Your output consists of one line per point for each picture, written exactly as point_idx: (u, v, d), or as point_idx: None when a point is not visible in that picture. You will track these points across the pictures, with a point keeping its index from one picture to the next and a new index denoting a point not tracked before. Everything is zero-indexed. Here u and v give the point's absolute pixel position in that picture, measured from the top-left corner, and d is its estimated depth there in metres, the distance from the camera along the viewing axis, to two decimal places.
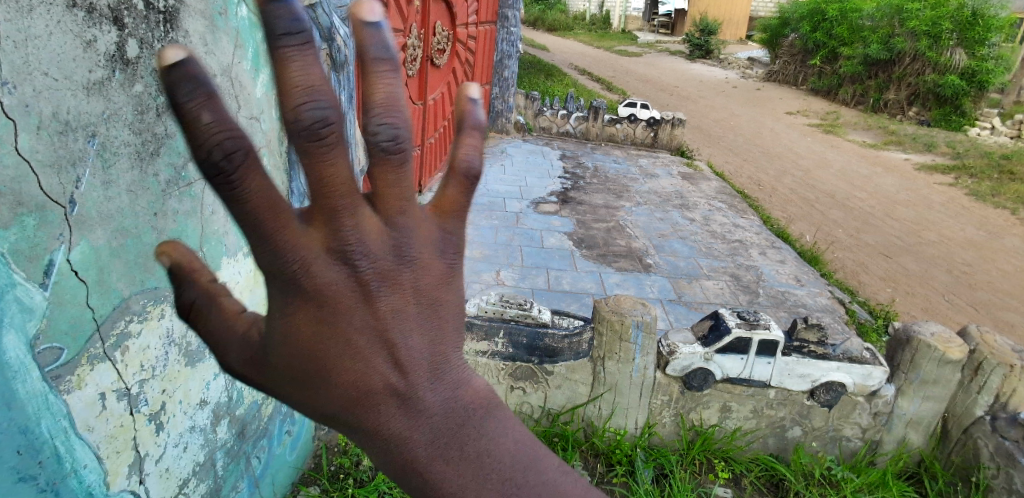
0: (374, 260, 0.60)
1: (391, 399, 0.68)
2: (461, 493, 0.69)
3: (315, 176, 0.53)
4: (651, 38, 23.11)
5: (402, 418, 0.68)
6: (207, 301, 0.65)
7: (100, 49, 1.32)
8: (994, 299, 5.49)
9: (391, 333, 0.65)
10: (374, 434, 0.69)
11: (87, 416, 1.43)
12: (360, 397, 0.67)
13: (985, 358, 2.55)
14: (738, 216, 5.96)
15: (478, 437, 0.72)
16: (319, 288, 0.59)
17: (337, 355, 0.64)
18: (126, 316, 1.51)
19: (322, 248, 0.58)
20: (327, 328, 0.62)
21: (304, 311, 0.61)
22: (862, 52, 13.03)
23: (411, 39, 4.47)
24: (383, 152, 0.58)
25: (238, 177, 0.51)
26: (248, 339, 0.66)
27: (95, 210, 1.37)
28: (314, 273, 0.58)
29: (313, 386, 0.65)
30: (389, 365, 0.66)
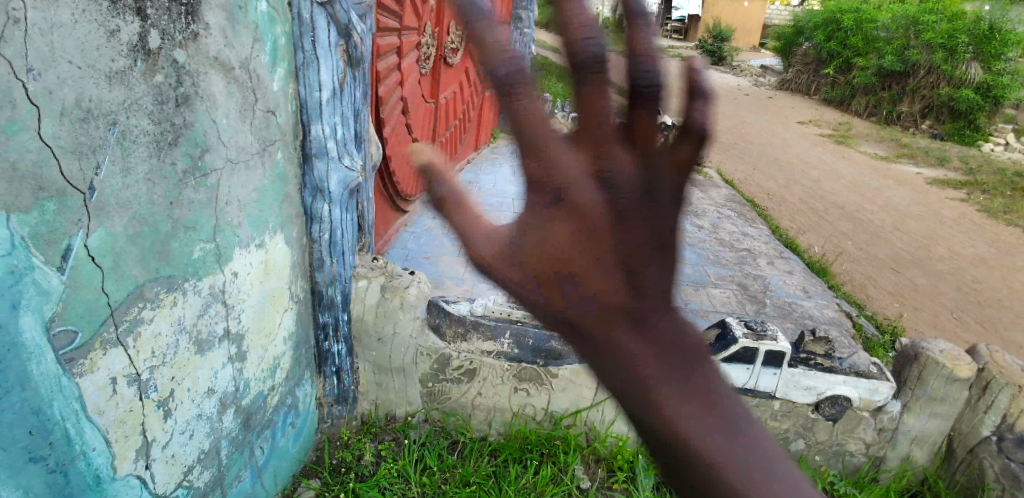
0: (630, 194, 0.58)
1: (634, 339, 0.61)
2: (712, 465, 0.58)
3: (585, 99, 0.55)
4: (664, 42, 23.07)
5: (655, 369, 0.61)
6: (457, 198, 0.66)
7: (122, 38, 1.33)
8: (1004, 318, 5.44)
9: (642, 272, 0.61)
10: (614, 373, 0.62)
11: (98, 400, 1.45)
12: (602, 329, 0.62)
13: (994, 378, 2.53)
14: (746, 225, 5.94)
15: (725, 416, 0.61)
16: (576, 200, 0.57)
17: (583, 278, 0.61)
18: (139, 302, 1.53)
19: (582, 170, 0.57)
20: (579, 241, 0.59)
21: (563, 221, 0.58)
22: (876, 64, 12.96)
23: (425, 37, 4.48)
24: (644, 98, 0.57)
25: (523, 91, 0.54)
26: (491, 243, 0.63)
27: (113, 197, 1.38)
28: (576, 186, 0.57)
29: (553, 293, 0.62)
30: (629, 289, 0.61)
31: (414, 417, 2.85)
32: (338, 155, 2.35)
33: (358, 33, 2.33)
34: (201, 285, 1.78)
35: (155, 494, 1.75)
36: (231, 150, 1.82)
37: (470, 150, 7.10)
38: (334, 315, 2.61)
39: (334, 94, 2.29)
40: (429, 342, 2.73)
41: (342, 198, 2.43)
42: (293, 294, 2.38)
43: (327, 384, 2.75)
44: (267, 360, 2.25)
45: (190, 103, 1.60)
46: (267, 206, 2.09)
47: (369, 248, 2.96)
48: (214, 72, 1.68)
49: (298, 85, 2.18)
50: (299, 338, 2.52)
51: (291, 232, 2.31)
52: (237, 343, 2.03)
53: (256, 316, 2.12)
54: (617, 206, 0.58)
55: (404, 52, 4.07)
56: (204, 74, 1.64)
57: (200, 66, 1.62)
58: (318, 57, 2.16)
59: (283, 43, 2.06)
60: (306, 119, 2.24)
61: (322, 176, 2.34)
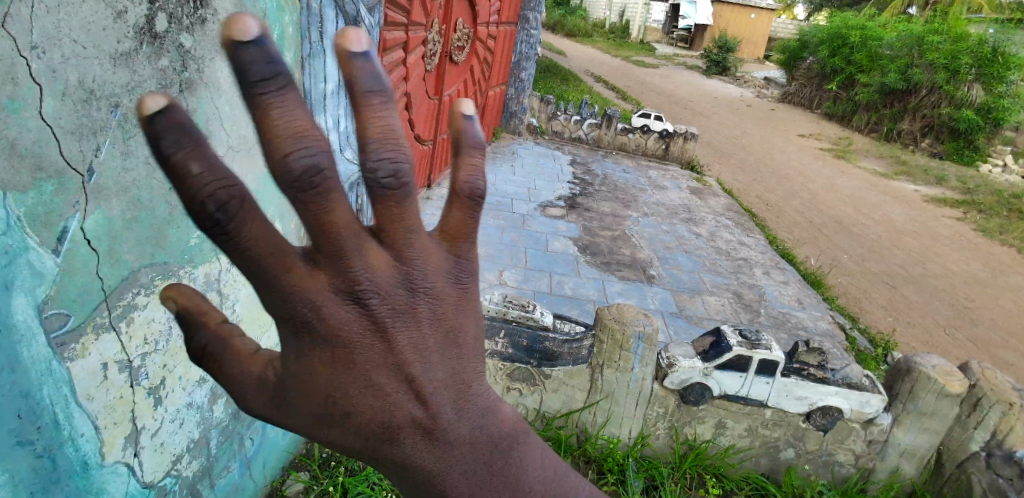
0: (384, 295, 0.61)
1: (417, 432, 0.69)
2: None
3: (317, 222, 0.54)
4: (669, 51, 23.15)
5: (419, 447, 0.70)
6: (219, 346, 0.64)
7: (129, 21, 1.32)
8: (995, 337, 5.46)
9: (406, 365, 0.65)
10: (401, 459, 0.70)
11: (88, 385, 1.44)
12: (385, 427, 0.68)
13: (984, 395, 2.54)
14: (744, 234, 5.96)
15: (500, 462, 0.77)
16: (331, 327, 0.61)
17: (362, 389, 0.65)
18: (134, 288, 1.52)
19: (328, 290, 0.59)
20: (343, 368, 0.64)
21: (320, 356, 0.62)
22: (879, 80, 13.02)
23: (432, 34, 4.48)
24: (380, 191, 0.57)
25: (234, 226, 0.52)
26: (264, 377, 0.66)
27: (112, 180, 1.37)
28: (324, 313, 0.60)
29: (325, 427, 0.67)
30: (411, 398, 0.67)
31: None
32: (340, 147, 2.34)
33: (365, 26, 2.35)
34: (197, 273, 1.77)
35: (143, 483, 1.74)
36: (233, 138, 1.81)
37: None
38: None
39: (338, 86, 2.28)
40: None
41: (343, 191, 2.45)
42: None
43: None
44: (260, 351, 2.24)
45: (194, 88, 1.59)
46: (266, 195, 2.08)
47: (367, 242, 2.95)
48: (220, 59, 1.68)
49: (303, 75, 2.16)
50: None
51: (290, 222, 2.30)
52: None
53: (250, 305, 2.11)
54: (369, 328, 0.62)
55: (410, 47, 4.07)
56: (209, 61, 1.64)
57: (206, 53, 1.61)
58: (325, 49, 2.16)
59: (291, 32, 2.05)
60: None
61: None
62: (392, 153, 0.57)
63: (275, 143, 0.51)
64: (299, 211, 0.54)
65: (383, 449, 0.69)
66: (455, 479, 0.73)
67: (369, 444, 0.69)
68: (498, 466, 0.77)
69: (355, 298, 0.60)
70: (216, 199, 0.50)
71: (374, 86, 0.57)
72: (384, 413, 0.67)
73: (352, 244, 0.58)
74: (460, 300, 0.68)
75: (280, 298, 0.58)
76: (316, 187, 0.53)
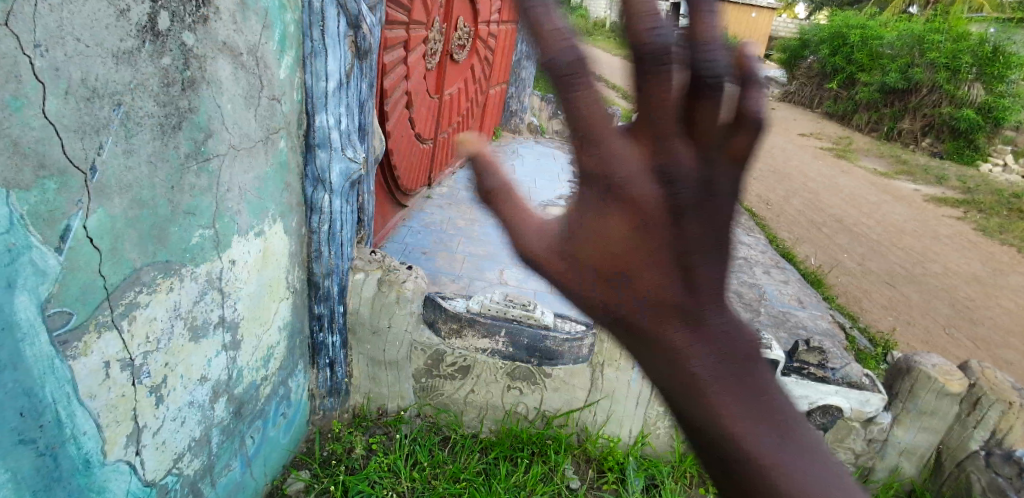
0: (689, 182, 0.60)
1: (691, 332, 0.68)
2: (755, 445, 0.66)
3: (648, 88, 0.57)
4: (670, 49, 23.16)
5: (702, 364, 0.67)
6: (507, 188, 0.77)
7: (132, 18, 1.32)
8: (995, 337, 5.46)
9: (691, 261, 0.66)
10: (675, 369, 0.68)
11: (91, 383, 1.44)
12: (657, 321, 0.67)
13: (984, 394, 2.53)
14: (745, 233, 5.97)
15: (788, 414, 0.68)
16: (634, 196, 0.61)
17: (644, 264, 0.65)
18: (136, 286, 1.52)
19: (641, 162, 0.60)
20: (633, 239, 0.63)
21: (619, 216, 0.62)
22: (879, 79, 13.03)
23: (433, 32, 4.48)
24: (707, 86, 0.60)
25: (581, 82, 0.58)
26: (543, 230, 0.71)
27: (114, 179, 1.37)
28: (634, 184, 0.60)
29: (596, 293, 0.68)
30: (689, 298, 0.67)
31: (407, 412, 2.85)
32: (341, 145, 2.35)
33: (367, 25, 2.34)
34: (198, 271, 1.77)
35: (144, 481, 1.74)
36: (235, 137, 1.82)
37: None
38: (330, 307, 2.60)
39: (339, 85, 2.28)
40: (424, 338, 2.74)
41: (344, 189, 2.44)
42: (290, 284, 2.37)
43: (320, 375, 2.75)
44: (261, 349, 2.24)
45: (196, 87, 1.59)
46: (267, 193, 2.08)
47: (367, 241, 2.96)
48: (222, 57, 1.68)
49: (305, 74, 2.17)
50: (294, 329, 2.51)
51: (291, 220, 2.30)
52: (232, 331, 2.03)
53: (252, 304, 2.11)
54: (673, 202, 0.61)
55: (411, 46, 4.07)
56: (212, 59, 1.64)
57: (208, 51, 1.61)
58: (326, 47, 2.15)
59: (292, 31, 2.05)
60: (311, 109, 2.23)
61: (324, 166, 2.33)
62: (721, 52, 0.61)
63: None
64: (569, 101, 0.59)
65: (660, 349, 0.68)
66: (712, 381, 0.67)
67: (642, 340, 0.69)
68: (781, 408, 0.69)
69: (656, 169, 0.60)
70: (653, 56, 0.56)
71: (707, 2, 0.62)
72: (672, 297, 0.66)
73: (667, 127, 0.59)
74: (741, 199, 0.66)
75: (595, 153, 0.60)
76: (664, 63, 0.57)
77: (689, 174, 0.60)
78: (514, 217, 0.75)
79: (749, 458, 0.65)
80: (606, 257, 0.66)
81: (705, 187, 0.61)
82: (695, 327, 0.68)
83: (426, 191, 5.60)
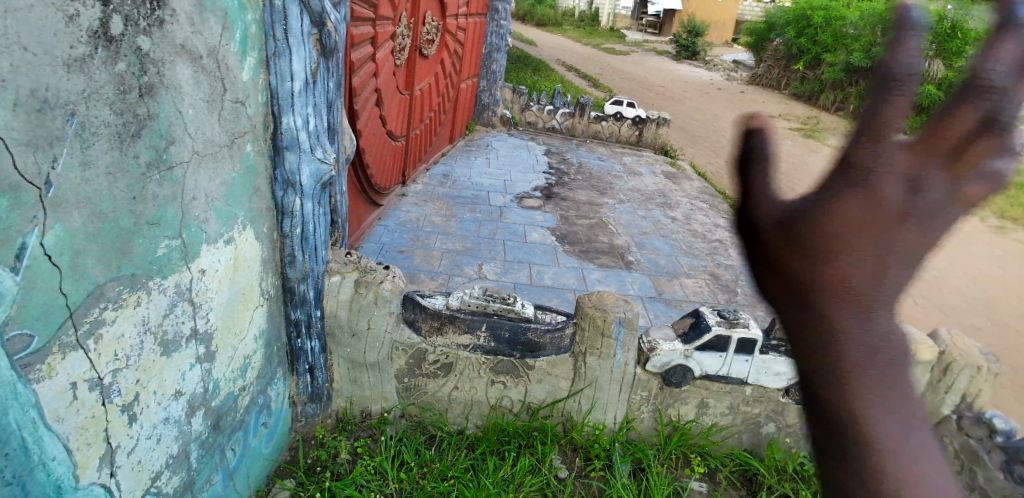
0: (931, 191, 0.55)
1: (859, 311, 0.60)
2: (881, 425, 0.61)
3: (940, 134, 0.55)
4: (639, 37, 23.33)
5: (862, 333, 0.60)
6: (768, 154, 0.63)
7: (82, 24, 1.27)
8: (963, 304, 5.64)
9: (891, 267, 0.58)
10: (832, 333, 0.61)
11: (58, 406, 1.40)
12: (839, 290, 0.60)
13: (954, 360, 2.63)
14: (719, 216, 6.05)
15: (900, 375, 0.62)
16: (878, 199, 0.55)
17: (846, 247, 0.58)
18: (100, 303, 1.47)
19: (900, 168, 0.55)
20: (877, 238, 0.57)
21: (856, 196, 0.56)
22: (844, 59, 13.31)
23: (400, 28, 4.43)
24: (993, 130, 0.53)
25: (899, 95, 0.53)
26: (793, 202, 0.62)
27: (72, 192, 1.33)
28: (881, 186, 0.55)
29: (805, 260, 0.60)
30: (868, 287, 0.59)
31: (391, 413, 2.84)
32: (311, 147, 2.31)
33: (332, 23, 2.28)
34: (166, 284, 1.73)
35: None
36: (199, 143, 1.77)
37: (445, 143, 7.04)
38: (307, 312, 2.57)
39: (306, 85, 2.24)
40: (405, 338, 2.73)
41: (315, 191, 2.40)
42: (263, 291, 2.33)
43: (300, 382, 2.71)
44: (237, 359, 2.20)
45: (155, 92, 1.54)
46: (235, 200, 2.04)
47: (342, 242, 2.91)
48: (180, 61, 1.62)
49: (269, 75, 2.13)
50: (271, 336, 2.47)
51: (262, 226, 2.26)
52: (205, 342, 1.98)
53: (224, 314, 2.07)
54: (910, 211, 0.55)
55: (379, 43, 4.02)
56: (170, 63, 1.59)
57: (165, 54, 1.56)
58: (290, 47, 2.10)
59: (254, 31, 2.00)
60: (277, 111, 2.19)
61: (293, 168, 2.29)
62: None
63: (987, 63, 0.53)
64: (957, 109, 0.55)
65: (820, 337, 0.62)
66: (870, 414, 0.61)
67: (845, 317, 0.61)
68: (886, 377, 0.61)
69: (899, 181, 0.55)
70: (904, 72, 0.53)
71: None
72: (869, 292, 0.59)
73: (938, 154, 0.55)
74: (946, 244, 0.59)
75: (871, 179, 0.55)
76: (993, 127, 0.53)
77: (939, 194, 0.55)
78: (762, 186, 0.64)
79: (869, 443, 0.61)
80: (835, 241, 0.59)
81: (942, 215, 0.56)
82: (870, 325, 0.60)
83: (400, 189, 5.56)
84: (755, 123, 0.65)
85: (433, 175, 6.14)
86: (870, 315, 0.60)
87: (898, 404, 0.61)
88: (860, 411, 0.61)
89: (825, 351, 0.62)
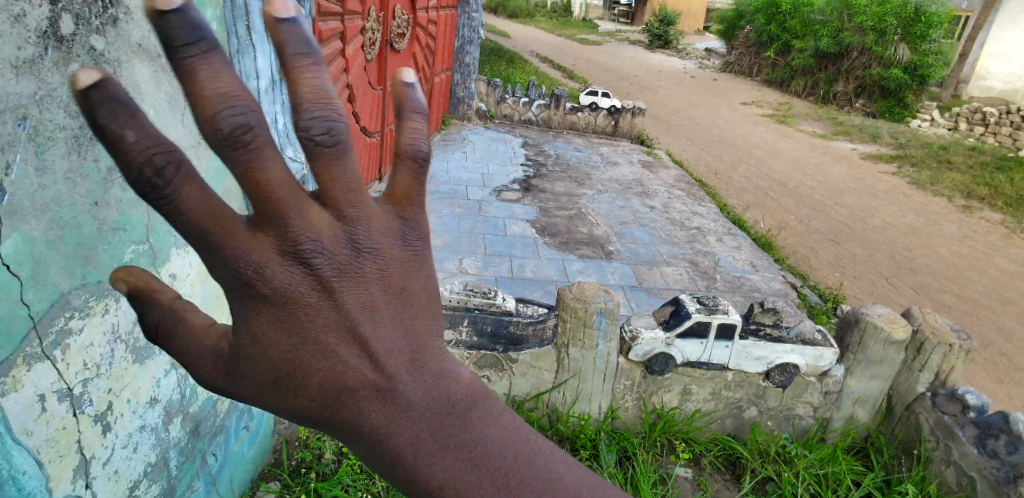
0: (330, 256, 0.63)
1: (371, 394, 0.70)
2: (438, 473, 0.71)
3: (249, 183, 0.56)
4: (612, 27, 23.37)
5: (376, 411, 0.70)
6: (173, 322, 0.66)
7: (30, 24, 1.20)
8: (933, 282, 5.80)
9: (354, 326, 0.67)
10: (352, 425, 0.70)
11: (25, 420, 1.34)
12: (331, 392, 0.69)
13: (926, 339, 2.70)
14: (696, 204, 6.11)
15: (453, 422, 0.73)
16: (276, 288, 0.62)
17: (302, 355, 0.66)
18: (66, 311, 1.42)
19: (270, 256, 0.61)
20: (290, 325, 0.65)
21: (267, 312, 0.64)
22: (813, 45, 13.51)
23: (369, 22, 4.35)
24: (316, 151, 0.60)
25: (172, 191, 0.52)
26: (220, 349, 0.67)
27: (28, 199, 1.26)
28: (268, 274, 0.61)
29: (278, 390, 0.68)
30: (363, 362, 0.69)
31: None
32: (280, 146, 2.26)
33: None
34: None
35: None
36: None
37: None
38: None
39: (272, 82, 2.18)
40: None
41: None
42: None
43: None
44: None
45: None
46: None
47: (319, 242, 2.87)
48: (138, 61, 1.57)
49: None
50: None
51: None
52: None
53: None
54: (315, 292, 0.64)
55: (347, 38, 3.94)
56: (127, 63, 1.53)
57: (121, 54, 1.50)
58: (253, 44, 2.05)
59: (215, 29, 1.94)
60: None
61: None
62: (328, 113, 0.60)
63: (199, 109, 0.52)
64: (232, 172, 0.55)
65: (335, 418, 0.70)
66: (403, 437, 0.71)
67: (328, 409, 0.69)
68: (443, 413, 0.73)
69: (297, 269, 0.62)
70: (153, 166, 0.51)
71: (302, 51, 0.59)
72: (328, 384, 0.68)
73: (285, 211, 0.59)
74: (395, 260, 0.67)
75: (229, 267, 0.59)
76: (246, 142, 0.55)
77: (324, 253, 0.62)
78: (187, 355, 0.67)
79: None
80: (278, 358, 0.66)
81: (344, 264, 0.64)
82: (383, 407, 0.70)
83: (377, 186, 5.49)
84: (131, 295, 0.64)
85: None
86: (388, 394, 0.70)
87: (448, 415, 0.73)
88: (392, 443, 0.71)
89: (351, 432, 0.71)
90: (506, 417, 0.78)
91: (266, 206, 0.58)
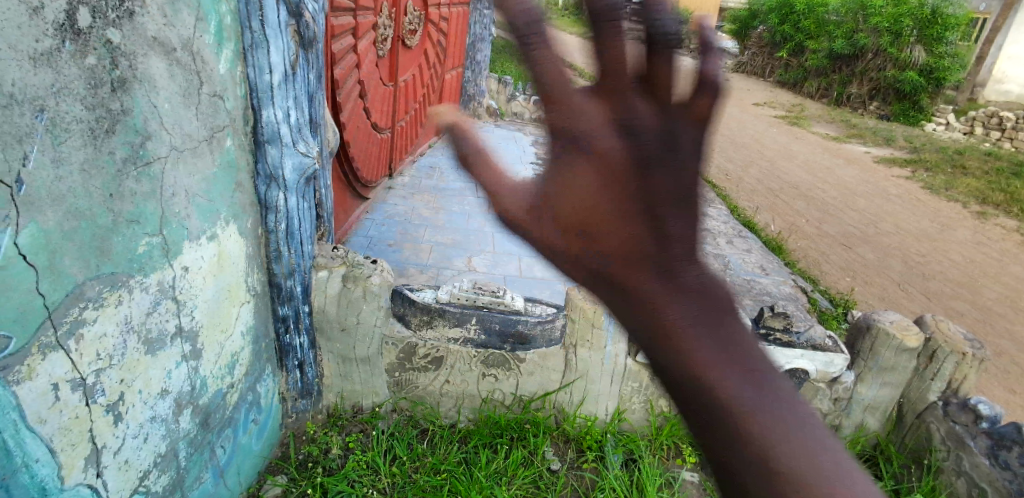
0: (648, 133, 0.64)
1: (668, 287, 0.67)
2: (722, 377, 0.67)
3: (612, 49, 0.61)
4: (625, 25, 23.27)
5: (676, 306, 0.67)
6: (479, 156, 0.78)
7: (48, 17, 1.21)
8: (946, 289, 5.74)
9: (660, 215, 0.66)
10: (646, 308, 0.68)
11: (39, 408, 1.36)
12: (631, 270, 0.67)
13: (939, 347, 2.66)
14: (707, 205, 6.07)
15: (742, 338, 0.70)
16: (599, 145, 0.63)
17: (604, 218, 0.66)
18: (80, 302, 1.43)
19: (605, 118, 0.63)
20: (605, 190, 0.64)
21: (585, 167, 0.64)
22: (827, 46, 13.39)
23: (382, 18, 4.35)
24: (660, 43, 0.65)
25: (540, 47, 0.62)
26: (516, 194, 0.71)
27: (44, 190, 1.27)
28: (597, 136, 0.63)
29: (573, 248, 0.68)
30: (660, 253, 0.67)
31: (382, 408, 2.82)
32: (293, 140, 2.26)
33: (309, 13, 2.22)
34: (149, 282, 1.68)
35: None
36: (176, 138, 1.72)
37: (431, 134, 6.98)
38: (295, 307, 2.53)
39: (285, 77, 2.18)
40: (395, 332, 2.70)
41: (298, 186, 2.35)
42: (250, 287, 2.29)
43: (290, 377, 2.67)
44: (224, 356, 2.16)
45: (128, 87, 1.49)
46: (217, 196, 1.99)
47: (329, 237, 2.87)
48: (153, 54, 1.57)
49: (246, 67, 2.07)
50: (258, 333, 2.43)
51: (246, 222, 2.21)
52: (191, 340, 1.94)
53: (210, 311, 2.03)
54: (637, 155, 0.63)
55: (360, 33, 3.95)
56: (143, 56, 1.53)
57: (137, 47, 1.51)
58: (267, 38, 2.05)
59: (229, 23, 1.94)
60: (257, 104, 2.14)
61: (276, 162, 2.24)
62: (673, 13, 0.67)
63: None
64: (598, 47, 0.62)
65: (627, 301, 0.68)
66: (697, 343, 0.67)
67: (624, 288, 0.68)
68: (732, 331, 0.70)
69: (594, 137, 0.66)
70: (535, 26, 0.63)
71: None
72: (626, 256, 0.67)
73: (625, 80, 0.63)
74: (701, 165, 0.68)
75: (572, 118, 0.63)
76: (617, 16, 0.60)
77: (648, 121, 0.64)
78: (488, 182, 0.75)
79: (739, 419, 0.66)
80: (581, 214, 0.66)
81: (667, 137, 0.64)
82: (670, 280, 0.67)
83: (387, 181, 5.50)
84: (453, 126, 0.80)
85: (420, 168, 6.09)
86: (675, 278, 0.68)
87: (729, 326, 0.69)
88: (676, 338, 0.67)
89: (643, 322, 0.68)
90: (786, 383, 0.72)
91: (613, 69, 0.62)
